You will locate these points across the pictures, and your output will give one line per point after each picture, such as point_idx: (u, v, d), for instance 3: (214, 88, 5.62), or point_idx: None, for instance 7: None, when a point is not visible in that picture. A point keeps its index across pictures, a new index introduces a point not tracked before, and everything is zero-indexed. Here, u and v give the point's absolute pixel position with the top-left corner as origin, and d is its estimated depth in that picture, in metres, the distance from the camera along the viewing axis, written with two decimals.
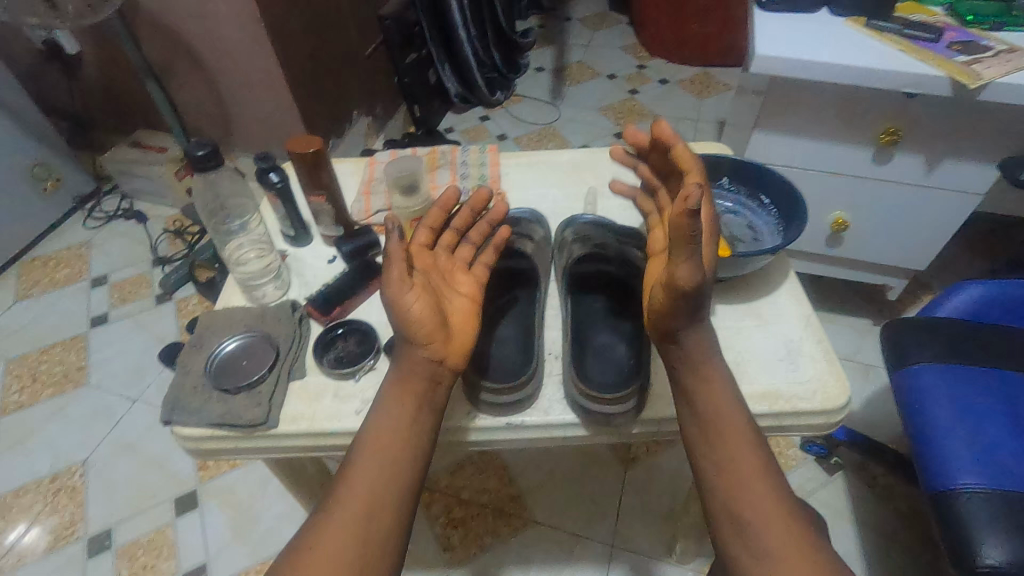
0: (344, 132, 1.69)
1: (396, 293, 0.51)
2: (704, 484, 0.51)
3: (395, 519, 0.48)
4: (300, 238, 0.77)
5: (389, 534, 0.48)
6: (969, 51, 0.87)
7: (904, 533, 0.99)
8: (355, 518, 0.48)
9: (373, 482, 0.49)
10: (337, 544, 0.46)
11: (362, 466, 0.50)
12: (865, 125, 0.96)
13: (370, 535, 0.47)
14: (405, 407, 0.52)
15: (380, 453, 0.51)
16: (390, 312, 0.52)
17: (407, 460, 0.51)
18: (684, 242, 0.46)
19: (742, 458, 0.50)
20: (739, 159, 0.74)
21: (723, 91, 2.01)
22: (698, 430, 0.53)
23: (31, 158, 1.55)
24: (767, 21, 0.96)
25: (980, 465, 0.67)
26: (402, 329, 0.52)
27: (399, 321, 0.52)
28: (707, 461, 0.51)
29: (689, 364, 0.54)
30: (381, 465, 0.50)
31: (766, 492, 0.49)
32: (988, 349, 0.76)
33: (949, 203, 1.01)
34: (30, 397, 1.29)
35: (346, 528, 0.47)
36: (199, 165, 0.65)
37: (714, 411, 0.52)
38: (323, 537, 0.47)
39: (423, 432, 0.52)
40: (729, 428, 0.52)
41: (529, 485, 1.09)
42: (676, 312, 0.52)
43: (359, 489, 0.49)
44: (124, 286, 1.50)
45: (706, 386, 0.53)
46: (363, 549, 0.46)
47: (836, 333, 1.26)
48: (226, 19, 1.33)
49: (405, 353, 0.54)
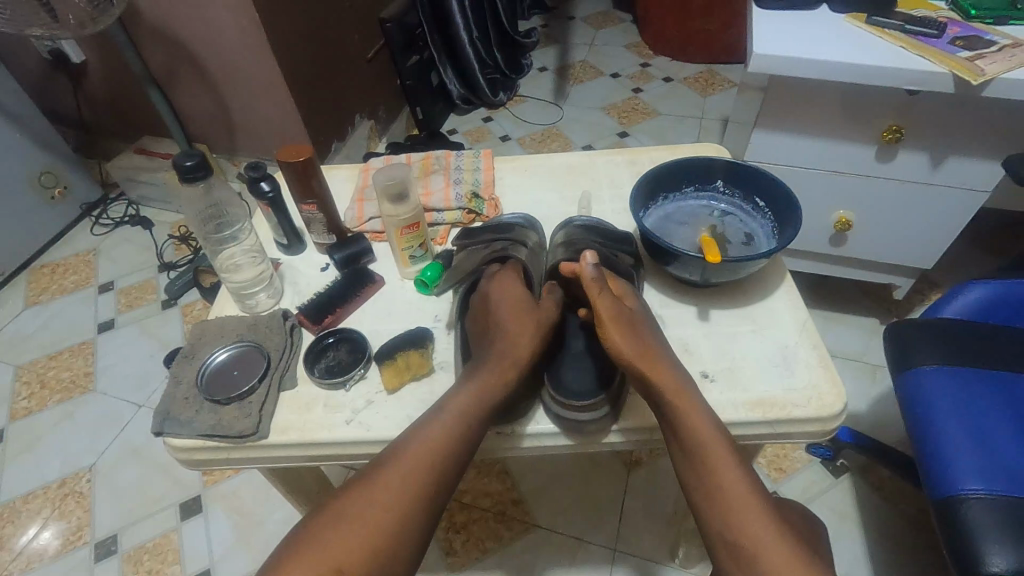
0: (346, 136, 1.69)
1: (541, 305, 0.61)
2: (701, 513, 0.51)
3: (405, 539, 0.49)
4: (293, 246, 0.78)
5: (393, 555, 0.48)
6: (973, 47, 0.85)
7: (912, 537, 0.98)
8: (385, 501, 0.50)
9: (406, 481, 0.51)
10: (360, 523, 0.49)
11: (388, 480, 0.51)
12: (868, 122, 0.94)
13: (392, 517, 0.49)
14: (446, 431, 0.53)
15: (410, 472, 0.51)
16: (519, 320, 0.59)
17: (442, 466, 0.52)
18: (596, 285, 0.57)
19: (729, 482, 0.51)
20: (735, 161, 0.73)
21: (728, 88, 1.99)
22: (686, 462, 0.53)
23: (38, 166, 1.57)
24: (766, 19, 0.95)
25: (986, 471, 0.66)
26: (509, 342, 0.58)
27: (513, 334, 0.58)
28: (698, 492, 0.52)
29: (673, 395, 0.54)
30: (405, 484, 0.51)
31: (762, 519, 0.49)
32: (993, 353, 0.75)
33: (955, 200, 0.99)
34: (38, 403, 1.30)
35: (373, 512, 0.49)
36: (188, 177, 0.65)
37: (698, 439, 0.52)
38: (331, 548, 0.47)
39: (447, 468, 0.52)
40: (716, 457, 0.51)
41: (531, 489, 1.08)
42: (625, 346, 0.55)
43: (379, 506, 0.49)
44: (131, 292, 1.51)
45: (685, 414, 0.53)
46: (382, 530, 0.49)
47: (842, 333, 1.25)
48: (226, 26, 1.34)
49: (485, 367, 0.57)
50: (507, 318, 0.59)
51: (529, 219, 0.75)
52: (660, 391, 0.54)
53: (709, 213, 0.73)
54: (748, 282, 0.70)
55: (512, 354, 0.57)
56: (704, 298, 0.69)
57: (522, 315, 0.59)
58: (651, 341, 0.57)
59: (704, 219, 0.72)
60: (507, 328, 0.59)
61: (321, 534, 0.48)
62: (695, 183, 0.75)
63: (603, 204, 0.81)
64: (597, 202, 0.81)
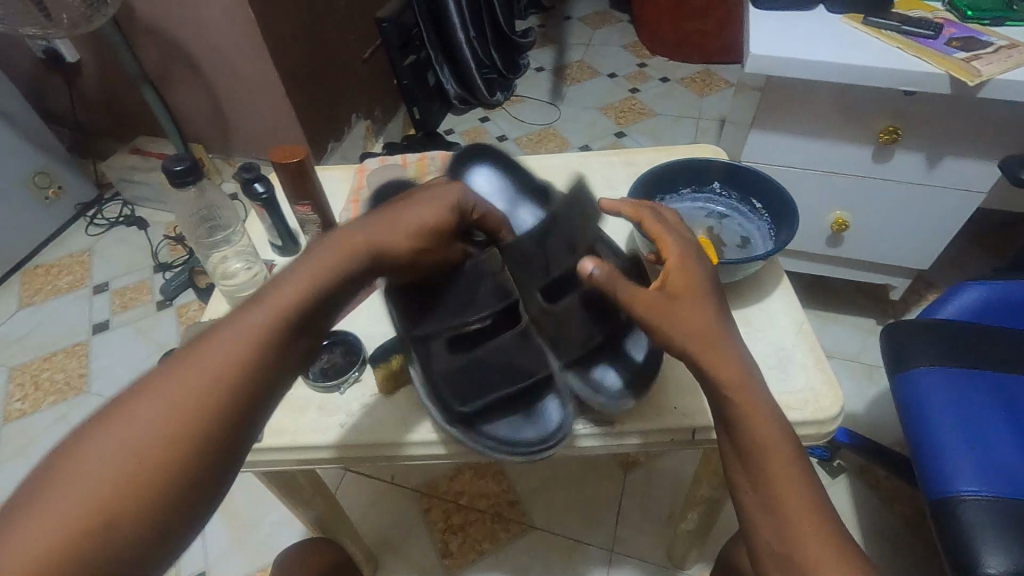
0: (342, 136, 1.68)
1: (446, 224, 0.53)
2: (753, 520, 0.46)
3: (206, 438, 0.37)
4: (288, 248, 0.77)
5: (188, 458, 0.36)
6: (969, 48, 0.85)
7: (908, 539, 0.98)
8: (180, 389, 0.37)
9: (216, 363, 0.38)
10: (142, 417, 0.36)
11: (171, 389, 0.37)
12: (865, 123, 0.94)
13: (191, 411, 0.37)
14: (267, 315, 0.41)
15: (211, 371, 0.38)
16: (420, 218, 0.51)
17: (267, 348, 0.40)
18: (610, 286, 0.50)
19: (791, 501, 0.44)
20: (732, 162, 0.73)
21: (725, 88, 1.99)
22: (743, 469, 0.46)
23: (31, 166, 1.56)
24: (762, 19, 0.95)
25: (983, 473, 0.66)
26: (387, 236, 0.49)
27: (403, 227, 0.50)
28: (753, 503, 0.46)
29: (733, 391, 0.47)
30: (213, 369, 0.38)
31: (826, 542, 0.43)
32: (989, 354, 0.75)
33: (952, 200, 0.99)
34: (32, 405, 1.29)
35: (162, 404, 0.36)
36: (180, 181, 0.64)
37: (759, 441, 0.46)
38: (84, 481, 0.33)
39: (274, 353, 0.41)
40: (777, 463, 0.45)
41: (528, 491, 1.07)
42: (686, 340, 0.48)
43: (140, 425, 0.36)
44: (126, 293, 1.50)
45: (745, 410, 0.46)
46: (174, 425, 0.36)
47: (838, 333, 1.25)
48: (222, 25, 1.33)
49: (339, 237, 0.48)
50: (410, 211, 0.51)
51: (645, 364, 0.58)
52: (717, 382, 0.47)
53: (706, 215, 0.73)
54: (745, 284, 0.70)
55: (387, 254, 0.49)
56: None
57: (426, 216, 0.51)
58: (721, 327, 0.49)
59: (700, 221, 0.72)
60: (398, 215, 0.50)
61: (66, 463, 0.34)
62: (692, 184, 0.75)
63: (598, 205, 0.81)
64: None
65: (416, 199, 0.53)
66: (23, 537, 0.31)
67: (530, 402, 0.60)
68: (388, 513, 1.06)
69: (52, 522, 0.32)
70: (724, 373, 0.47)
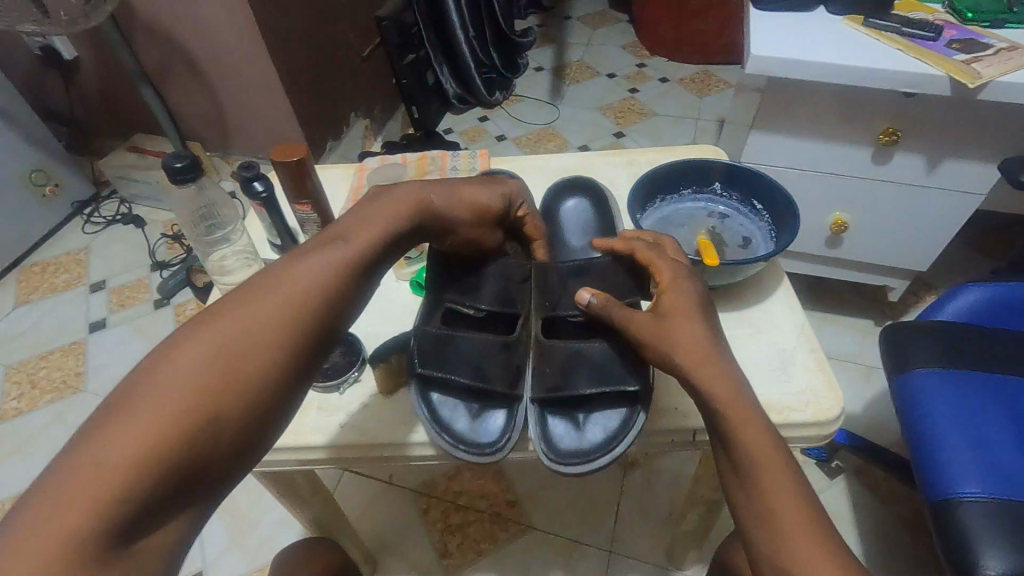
0: (341, 135, 1.68)
1: (493, 206, 0.61)
2: (750, 536, 0.45)
3: (269, 378, 0.39)
4: (287, 247, 0.77)
5: (253, 396, 0.38)
6: (970, 50, 0.85)
7: (907, 540, 0.98)
8: (245, 330, 0.39)
9: (278, 308, 0.40)
10: (210, 351, 0.37)
11: (236, 328, 0.39)
12: (865, 124, 0.94)
13: (256, 352, 0.38)
14: (322, 270, 0.43)
15: (274, 317, 0.40)
16: (476, 194, 0.59)
17: (324, 298, 0.43)
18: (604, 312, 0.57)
19: (783, 505, 0.43)
20: (733, 163, 0.73)
21: (724, 88, 2.00)
22: (736, 479, 0.46)
23: (28, 164, 1.55)
24: (762, 20, 0.95)
25: (982, 474, 0.66)
26: (448, 204, 0.57)
27: (458, 198, 0.58)
28: (747, 513, 0.45)
29: (722, 402, 0.47)
30: (277, 313, 0.40)
31: (823, 549, 0.42)
32: (989, 356, 0.75)
33: (951, 201, 1.00)
34: (28, 403, 1.29)
35: (229, 342, 0.38)
36: (179, 178, 0.64)
37: (752, 452, 0.45)
38: (156, 405, 0.34)
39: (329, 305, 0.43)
40: (771, 475, 0.45)
41: (526, 491, 1.07)
42: (679, 357, 0.50)
43: (209, 358, 0.37)
44: (123, 291, 1.50)
45: (737, 420, 0.47)
46: (241, 362, 0.38)
47: (836, 334, 1.25)
48: (221, 22, 1.33)
49: (393, 196, 0.53)
50: (469, 187, 0.59)
51: (616, 436, 0.58)
52: (710, 395, 0.48)
53: (707, 216, 0.73)
54: (746, 285, 0.70)
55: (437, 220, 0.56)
56: None
57: (480, 197, 0.60)
58: (711, 342, 0.51)
59: (702, 222, 0.72)
60: (457, 189, 0.58)
61: (138, 389, 0.35)
62: (693, 184, 0.75)
63: None
64: None
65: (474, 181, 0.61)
66: (88, 469, 0.31)
67: (487, 406, 0.61)
68: (387, 513, 1.06)
69: (114, 458, 0.32)
70: (715, 390, 0.48)
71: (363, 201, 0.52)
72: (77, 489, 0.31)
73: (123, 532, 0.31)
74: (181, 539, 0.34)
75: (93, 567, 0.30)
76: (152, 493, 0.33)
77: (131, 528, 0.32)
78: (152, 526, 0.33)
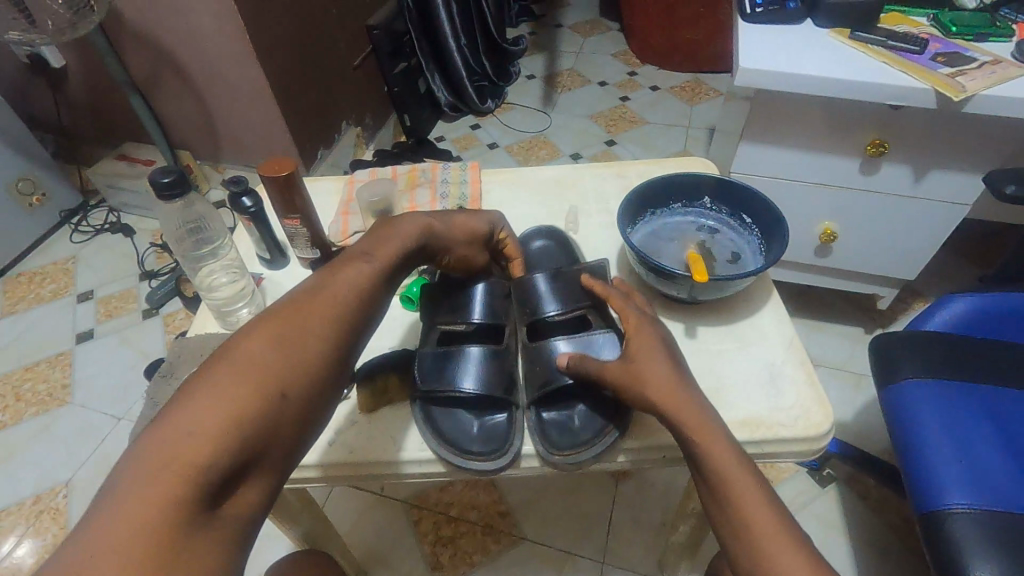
0: (333, 143, 1.68)
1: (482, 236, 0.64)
2: (730, 546, 0.45)
3: (312, 378, 0.43)
4: (275, 261, 0.77)
5: (302, 391, 0.42)
6: (954, 63, 0.86)
7: (897, 548, 0.98)
8: (291, 335, 0.44)
9: (316, 318, 0.46)
10: (264, 353, 0.42)
11: (282, 334, 0.44)
12: (853, 136, 0.95)
13: (301, 354, 0.43)
14: (350, 285, 0.49)
15: (312, 324, 0.45)
16: (468, 220, 0.63)
17: (353, 309, 0.48)
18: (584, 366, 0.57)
19: (753, 513, 0.44)
20: (722, 177, 0.73)
21: (715, 96, 2.01)
22: (708, 495, 0.47)
23: (15, 173, 1.53)
24: (750, 32, 0.96)
25: (969, 485, 0.66)
26: (444, 232, 0.60)
27: (454, 224, 0.62)
28: (723, 527, 0.45)
29: (685, 419, 0.48)
30: (315, 321, 0.45)
31: (800, 557, 0.42)
32: (977, 368, 0.75)
33: (937, 211, 1.00)
34: (13, 416, 1.27)
35: (278, 345, 0.43)
36: (166, 194, 0.63)
37: (715, 463, 0.46)
38: (224, 396, 0.38)
39: (357, 316, 0.48)
40: (735, 481, 0.45)
41: (519, 502, 1.07)
42: (648, 393, 0.51)
43: (261, 359, 0.42)
44: (111, 301, 1.48)
45: (696, 432, 0.48)
46: (291, 361, 0.43)
47: (827, 342, 1.26)
48: (211, 32, 1.32)
49: (399, 224, 0.57)
50: (460, 213, 0.63)
51: (600, 435, 0.58)
52: (677, 410, 0.49)
53: (697, 230, 0.73)
54: (735, 298, 0.71)
55: (436, 246, 0.60)
56: (692, 314, 0.69)
57: (473, 224, 0.63)
58: (674, 371, 0.52)
59: (692, 236, 0.72)
60: (455, 217, 0.62)
61: (202, 385, 0.39)
62: (682, 199, 0.75)
63: (589, 218, 0.81)
64: (584, 216, 0.81)
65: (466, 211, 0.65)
66: (171, 448, 0.35)
67: (487, 410, 0.62)
68: (378, 526, 1.05)
69: (193, 439, 0.36)
70: (682, 415, 0.48)
71: (370, 229, 0.57)
72: (160, 467, 0.34)
73: (203, 503, 0.35)
74: (247, 520, 0.38)
75: (185, 530, 0.33)
76: (224, 476, 0.36)
77: (209, 501, 0.35)
78: (225, 504, 0.36)
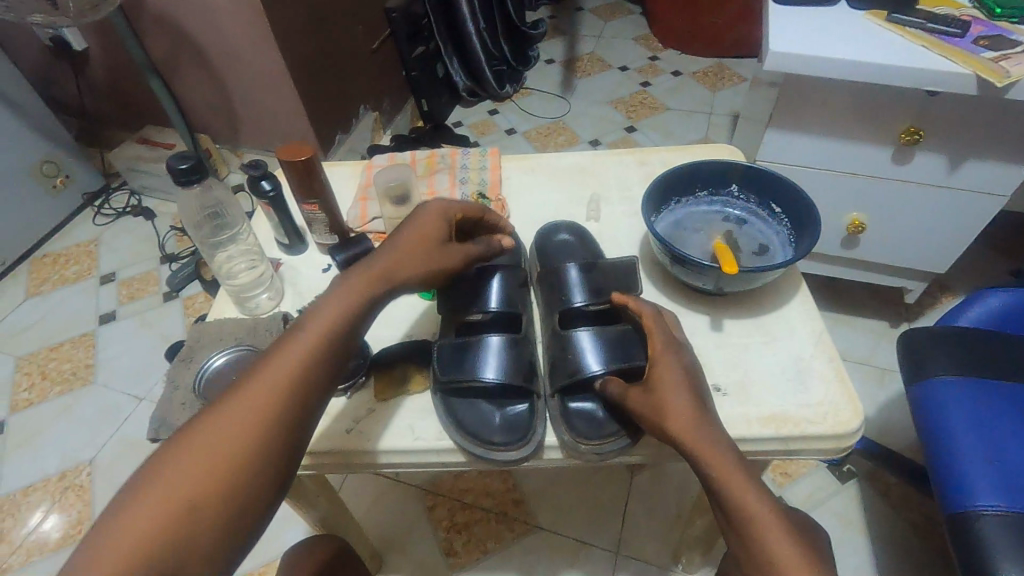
0: (350, 128, 1.67)
1: (439, 238, 0.59)
2: None
3: (260, 463, 0.44)
4: (295, 246, 0.77)
5: (248, 481, 0.43)
6: (998, 47, 0.82)
7: (917, 547, 0.96)
8: (240, 420, 0.44)
9: (268, 397, 0.46)
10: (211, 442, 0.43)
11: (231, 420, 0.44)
12: (886, 124, 0.92)
13: (249, 440, 0.44)
14: (307, 355, 0.48)
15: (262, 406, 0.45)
16: (413, 240, 0.58)
17: (307, 383, 0.48)
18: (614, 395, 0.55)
19: (775, 550, 0.44)
20: (751, 165, 0.71)
21: (738, 82, 1.96)
22: (730, 530, 0.46)
23: (39, 156, 1.55)
24: (781, 15, 0.93)
25: (1000, 487, 0.64)
26: (395, 266, 0.56)
27: (402, 252, 0.57)
28: (745, 563, 0.45)
29: (701, 453, 0.48)
30: (266, 401, 0.46)
31: None
32: (1012, 366, 0.73)
33: (973, 202, 0.97)
34: (38, 395, 1.29)
35: (226, 433, 0.44)
36: (183, 180, 0.62)
37: (743, 508, 0.45)
38: (165, 496, 0.40)
39: (312, 389, 0.48)
40: (757, 516, 0.45)
41: (533, 490, 1.07)
42: (666, 427, 0.50)
43: (207, 450, 0.43)
44: (132, 284, 1.50)
45: (720, 471, 0.47)
46: (238, 450, 0.43)
47: (850, 336, 1.23)
48: (230, 14, 1.31)
49: (356, 272, 0.55)
50: (402, 237, 0.58)
51: (618, 432, 0.57)
52: (698, 439, 0.48)
53: (723, 219, 0.72)
54: (762, 290, 0.69)
55: (402, 280, 0.56)
56: (717, 306, 0.67)
57: (421, 234, 0.58)
58: (691, 400, 0.51)
59: (718, 225, 0.70)
60: (397, 244, 0.57)
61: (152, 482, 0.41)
62: (709, 186, 0.73)
63: (611, 206, 0.79)
64: (606, 204, 0.80)
65: (408, 222, 0.60)
66: (109, 554, 0.38)
67: (508, 399, 0.61)
68: (393, 510, 1.05)
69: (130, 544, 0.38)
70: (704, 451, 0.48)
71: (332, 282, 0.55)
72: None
73: None
74: None
75: None
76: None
77: None
78: None
